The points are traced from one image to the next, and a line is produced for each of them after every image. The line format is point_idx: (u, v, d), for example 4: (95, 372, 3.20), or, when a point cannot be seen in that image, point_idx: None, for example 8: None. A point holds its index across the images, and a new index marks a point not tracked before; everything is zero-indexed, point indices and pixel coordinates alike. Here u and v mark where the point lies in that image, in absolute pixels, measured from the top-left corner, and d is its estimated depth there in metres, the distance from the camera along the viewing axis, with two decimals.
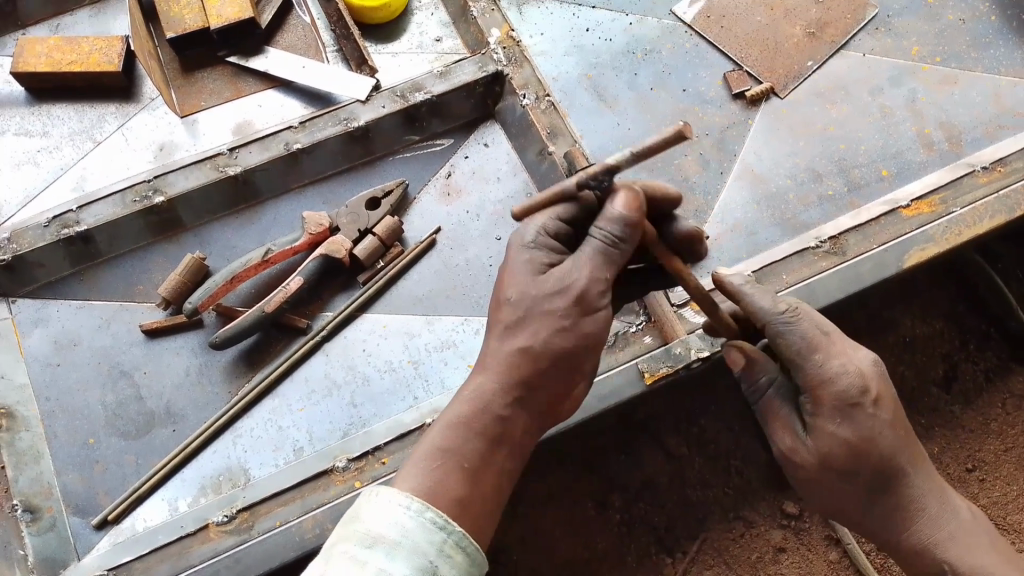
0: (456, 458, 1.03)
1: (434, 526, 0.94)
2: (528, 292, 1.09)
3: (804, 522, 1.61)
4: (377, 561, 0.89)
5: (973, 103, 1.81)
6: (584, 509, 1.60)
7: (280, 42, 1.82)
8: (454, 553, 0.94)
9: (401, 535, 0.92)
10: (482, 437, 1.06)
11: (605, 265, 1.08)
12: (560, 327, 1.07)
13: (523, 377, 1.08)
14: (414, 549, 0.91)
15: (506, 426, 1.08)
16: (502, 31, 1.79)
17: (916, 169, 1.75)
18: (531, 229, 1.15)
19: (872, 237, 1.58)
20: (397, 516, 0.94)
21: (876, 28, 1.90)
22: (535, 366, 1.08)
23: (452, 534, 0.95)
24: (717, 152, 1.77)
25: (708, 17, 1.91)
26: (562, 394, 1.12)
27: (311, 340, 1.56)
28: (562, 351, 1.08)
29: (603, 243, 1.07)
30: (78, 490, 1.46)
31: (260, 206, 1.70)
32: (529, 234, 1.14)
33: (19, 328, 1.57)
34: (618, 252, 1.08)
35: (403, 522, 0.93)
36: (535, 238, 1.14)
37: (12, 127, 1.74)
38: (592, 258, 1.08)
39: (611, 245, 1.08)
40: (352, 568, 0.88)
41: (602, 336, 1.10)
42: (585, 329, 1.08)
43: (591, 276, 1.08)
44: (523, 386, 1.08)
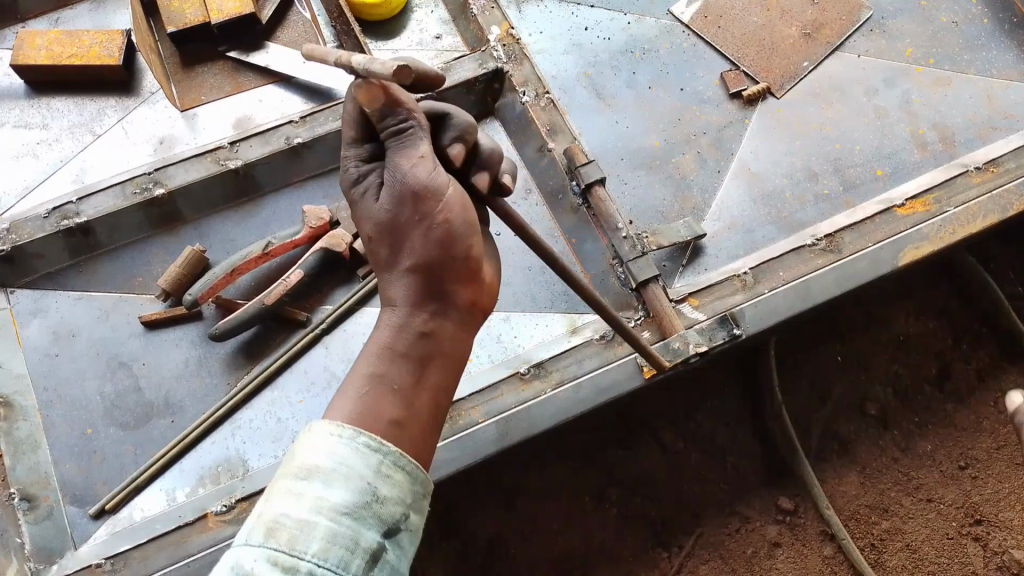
0: (388, 377, 0.88)
1: (369, 449, 0.78)
2: (383, 218, 0.91)
3: (799, 518, 1.62)
4: (313, 494, 0.73)
5: (967, 104, 1.84)
6: (582, 503, 1.61)
7: (280, 38, 1.82)
8: (393, 474, 0.79)
9: (338, 463, 0.76)
10: (419, 350, 0.92)
11: (412, 147, 0.89)
12: (425, 210, 0.89)
13: (431, 279, 0.92)
14: (351, 474, 0.76)
15: (434, 334, 0.93)
16: (501, 28, 1.81)
17: (910, 169, 1.77)
18: (347, 166, 0.95)
19: (867, 236, 1.60)
20: (329, 442, 0.77)
21: (870, 29, 1.93)
22: (441, 261, 0.91)
23: (389, 453, 0.79)
24: (714, 150, 1.79)
25: (705, 17, 1.94)
26: (477, 281, 0.96)
27: (310, 333, 1.56)
28: (447, 233, 0.90)
29: (397, 143, 0.89)
30: (76, 480, 1.46)
31: (260, 200, 1.70)
32: (349, 174, 0.94)
33: (19, 319, 1.57)
34: (416, 131, 0.89)
35: (336, 448, 0.77)
36: (356, 171, 0.94)
37: (12, 119, 1.74)
38: (395, 150, 0.89)
39: (404, 132, 0.89)
40: (286, 508, 0.72)
41: (463, 206, 0.91)
42: (451, 201, 0.90)
43: (413, 165, 0.88)
44: (433, 285, 0.93)
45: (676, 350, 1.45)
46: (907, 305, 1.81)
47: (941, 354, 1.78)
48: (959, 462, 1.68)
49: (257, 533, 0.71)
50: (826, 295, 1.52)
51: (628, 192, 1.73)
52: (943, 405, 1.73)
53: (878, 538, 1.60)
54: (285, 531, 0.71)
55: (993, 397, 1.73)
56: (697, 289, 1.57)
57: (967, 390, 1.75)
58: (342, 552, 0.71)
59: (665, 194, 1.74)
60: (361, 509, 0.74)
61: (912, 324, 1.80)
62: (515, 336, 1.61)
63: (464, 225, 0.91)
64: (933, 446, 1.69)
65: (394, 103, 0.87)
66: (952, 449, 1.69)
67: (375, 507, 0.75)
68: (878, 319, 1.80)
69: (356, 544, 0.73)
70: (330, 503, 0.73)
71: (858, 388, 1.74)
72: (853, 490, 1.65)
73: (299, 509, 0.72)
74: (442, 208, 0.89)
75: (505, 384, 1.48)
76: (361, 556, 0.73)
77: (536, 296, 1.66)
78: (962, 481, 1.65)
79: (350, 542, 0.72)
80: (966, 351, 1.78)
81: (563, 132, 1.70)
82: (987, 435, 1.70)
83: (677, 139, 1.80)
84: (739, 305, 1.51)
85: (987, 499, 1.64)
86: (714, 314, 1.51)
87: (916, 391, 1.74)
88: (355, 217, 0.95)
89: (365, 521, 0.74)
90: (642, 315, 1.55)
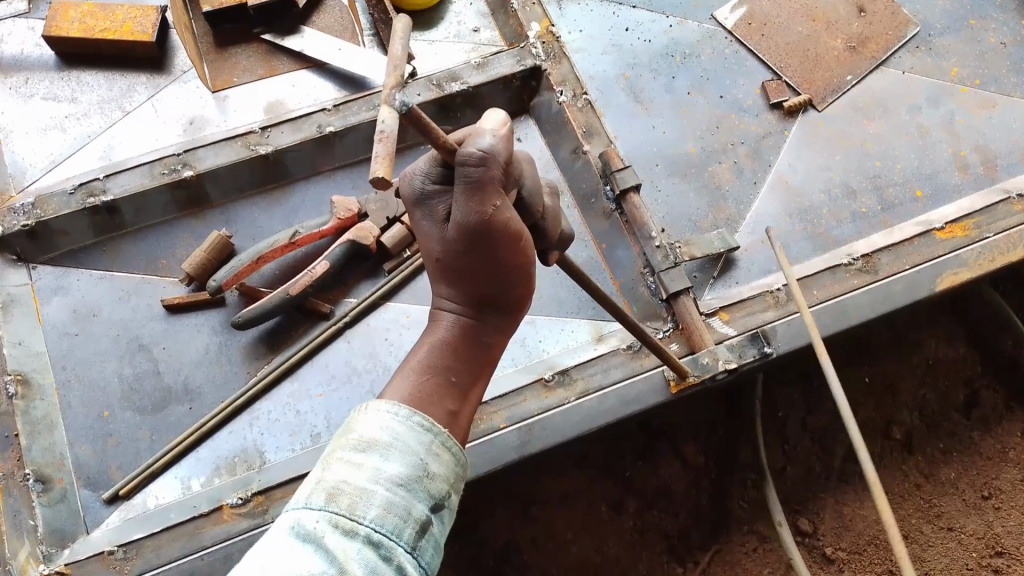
0: (443, 376, 0.91)
1: (422, 428, 0.81)
2: (447, 242, 0.88)
3: (818, 540, 1.60)
4: (370, 464, 0.76)
5: (1012, 128, 1.79)
6: (598, 511, 1.60)
7: (316, 22, 1.78)
8: (444, 453, 0.82)
9: (394, 438, 0.78)
10: (470, 357, 0.94)
11: (481, 199, 0.81)
12: (489, 242, 0.86)
13: (488, 296, 0.93)
14: (406, 449, 0.78)
15: (485, 340, 0.96)
16: (541, 25, 1.78)
17: (951, 190, 1.73)
18: (417, 175, 0.88)
19: (905, 258, 1.56)
20: (385, 418, 0.80)
21: (916, 46, 1.89)
22: (500, 283, 0.92)
23: (441, 434, 0.82)
24: (751, 161, 1.75)
25: (750, 24, 1.89)
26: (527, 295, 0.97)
27: (333, 326, 1.54)
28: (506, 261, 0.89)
29: (470, 186, 0.80)
30: (90, 463, 1.44)
31: (288, 187, 1.67)
32: (416, 183, 0.88)
33: (39, 295, 1.55)
34: (490, 181, 0.80)
35: (390, 424, 0.80)
36: (424, 186, 0.87)
37: (41, 91, 1.72)
38: (466, 190, 0.81)
39: (476, 183, 0.80)
40: (344, 474, 0.74)
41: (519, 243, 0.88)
42: (514, 240, 0.87)
43: (486, 211, 0.82)
44: (490, 297, 0.94)
45: (704, 365, 1.43)
46: (937, 330, 1.78)
47: (969, 380, 1.75)
48: (983, 491, 1.65)
49: (316, 497, 0.73)
50: (862, 317, 1.49)
51: (661, 199, 1.70)
52: (968, 433, 1.71)
53: (897, 566, 1.57)
54: (345, 497, 0.73)
55: (1019, 429, 1.71)
56: (730, 303, 1.54)
57: (994, 419, 1.72)
58: (397, 520, 0.74)
59: (699, 203, 1.71)
60: (414, 482, 0.77)
61: (942, 349, 1.77)
62: (539, 341, 1.59)
63: (525, 261, 0.91)
64: (955, 473, 1.66)
65: (475, 150, 0.78)
66: (975, 478, 1.66)
67: (427, 482, 0.78)
68: (908, 342, 1.77)
69: (408, 514, 0.75)
70: (387, 473, 0.75)
71: (884, 410, 1.72)
72: (872, 514, 1.62)
73: (357, 477, 0.74)
74: (506, 242, 0.87)
75: (528, 390, 1.45)
76: (414, 526, 0.75)
77: (563, 300, 1.63)
78: (984, 511, 1.62)
79: (404, 512, 0.74)
80: (995, 380, 1.75)
81: (599, 135, 1.67)
82: (1011, 466, 1.67)
83: (714, 148, 1.76)
84: (771, 322, 1.49)
85: (1010, 531, 1.60)
86: (745, 331, 1.48)
87: (943, 418, 1.72)
88: (418, 224, 0.90)
89: (418, 493, 0.76)
90: (671, 326, 1.52)
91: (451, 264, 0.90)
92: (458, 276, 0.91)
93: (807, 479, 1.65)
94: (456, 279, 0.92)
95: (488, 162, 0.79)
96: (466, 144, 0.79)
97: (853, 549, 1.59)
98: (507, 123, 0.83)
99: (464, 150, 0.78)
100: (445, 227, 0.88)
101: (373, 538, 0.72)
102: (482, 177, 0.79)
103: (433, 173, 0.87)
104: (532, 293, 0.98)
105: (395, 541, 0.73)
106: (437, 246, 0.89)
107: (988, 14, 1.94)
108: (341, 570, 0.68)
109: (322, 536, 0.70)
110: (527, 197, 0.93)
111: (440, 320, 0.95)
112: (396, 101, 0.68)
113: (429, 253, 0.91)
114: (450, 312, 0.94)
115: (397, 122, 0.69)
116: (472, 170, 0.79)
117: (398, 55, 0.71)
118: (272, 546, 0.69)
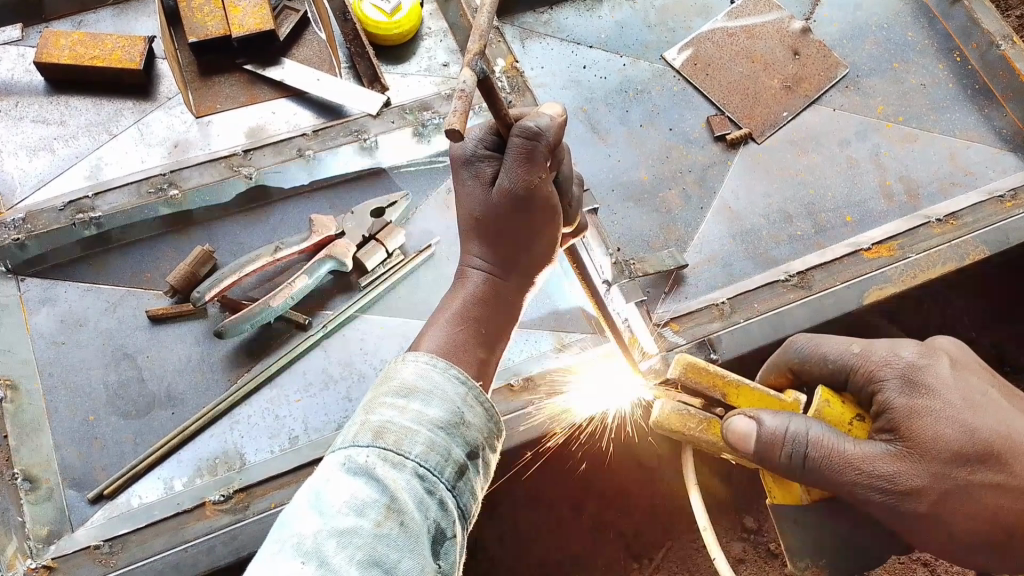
0: (474, 329, 1.08)
1: (458, 380, 0.96)
2: (488, 202, 1.07)
3: (763, 535, 1.75)
4: (413, 409, 0.91)
5: (930, 161, 1.98)
6: (560, 511, 1.74)
7: (296, 55, 1.90)
8: (477, 404, 0.96)
9: (432, 386, 0.94)
10: (495, 310, 1.12)
11: (530, 166, 1.02)
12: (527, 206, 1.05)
13: (514, 258, 1.12)
14: (444, 397, 0.93)
15: (508, 299, 1.14)
16: (506, 60, 1.92)
17: (877, 217, 1.92)
18: (470, 141, 1.08)
19: (836, 275, 1.72)
20: (424, 369, 0.95)
21: (846, 86, 2.07)
22: (527, 247, 1.11)
23: (473, 388, 0.97)
24: (698, 188, 1.92)
25: (695, 64, 2.06)
26: (544, 261, 1.16)
27: (310, 337, 1.63)
28: (534, 226, 1.08)
29: (522, 152, 1.01)
30: (76, 465, 1.51)
31: (270, 208, 1.76)
32: (469, 148, 1.07)
33: (27, 305, 1.63)
34: (537, 154, 1.01)
35: (430, 373, 0.95)
36: (476, 150, 1.07)
37: (30, 114, 1.81)
38: (518, 160, 1.02)
39: (528, 152, 1.01)
40: (391, 416, 0.90)
41: (552, 210, 1.08)
42: (547, 209, 1.07)
43: (530, 180, 1.03)
44: (514, 262, 1.13)
45: (657, 371, 1.54)
46: None
47: None
48: None
49: (365, 435, 0.88)
50: (796, 326, 1.62)
51: (617, 222, 1.86)
52: None
53: None
54: (391, 435, 0.88)
55: None
56: (678, 315, 1.70)
57: None
58: (438, 458, 0.88)
59: (651, 225, 1.87)
60: (451, 427, 0.91)
61: None
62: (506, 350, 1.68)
63: (553, 232, 1.12)
64: None
65: (531, 124, 0.99)
66: None
67: (462, 429, 0.93)
68: None
69: (448, 455, 0.89)
70: (428, 417, 0.90)
71: None
72: None
73: (402, 418, 0.89)
74: (540, 209, 1.06)
75: (494, 394, 1.58)
76: (452, 466, 0.90)
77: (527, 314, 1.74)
78: None
79: (444, 452, 0.89)
80: None
81: None
82: None
83: (665, 175, 1.93)
84: (717, 332, 1.61)
85: None
86: (693, 340, 1.61)
87: None
88: (463, 184, 1.09)
89: (455, 438, 0.91)
90: (626, 335, 1.62)
91: (485, 226, 1.09)
92: (491, 235, 1.10)
93: (752, 479, 1.80)
94: (489, 239, 1.11)
95: (539, 137, 1.00)
96: (524, 120, 1.00)
97: None
98: (559, 112, 1.05)
99: (522, 124, 1.00)
100: (488, 188, 1.07)
101: (418, 471, 0.86)
102: (532, 149, 1.01)
103: (486, 141, 1.07)
104: (549, 263, 1.18)
105: (437, 477, 0.88)
106: (478, 206, 1.08)
107: (910, 57, 2.12)
108: (392, 498, 0.83)
109: (374, 468, 0.85)
110: (563, 179, 1.15)
111: (469, 275, 1.13)
112: (476, 67, 0.87)
113: (468, 213, 1.10)
114: (478, 271, 1.13)
115: (474, 82, 0.87)
116: (525, 142, 1.00)
117: (485, 27, 0.88)
118: (331, 477, 0.85)
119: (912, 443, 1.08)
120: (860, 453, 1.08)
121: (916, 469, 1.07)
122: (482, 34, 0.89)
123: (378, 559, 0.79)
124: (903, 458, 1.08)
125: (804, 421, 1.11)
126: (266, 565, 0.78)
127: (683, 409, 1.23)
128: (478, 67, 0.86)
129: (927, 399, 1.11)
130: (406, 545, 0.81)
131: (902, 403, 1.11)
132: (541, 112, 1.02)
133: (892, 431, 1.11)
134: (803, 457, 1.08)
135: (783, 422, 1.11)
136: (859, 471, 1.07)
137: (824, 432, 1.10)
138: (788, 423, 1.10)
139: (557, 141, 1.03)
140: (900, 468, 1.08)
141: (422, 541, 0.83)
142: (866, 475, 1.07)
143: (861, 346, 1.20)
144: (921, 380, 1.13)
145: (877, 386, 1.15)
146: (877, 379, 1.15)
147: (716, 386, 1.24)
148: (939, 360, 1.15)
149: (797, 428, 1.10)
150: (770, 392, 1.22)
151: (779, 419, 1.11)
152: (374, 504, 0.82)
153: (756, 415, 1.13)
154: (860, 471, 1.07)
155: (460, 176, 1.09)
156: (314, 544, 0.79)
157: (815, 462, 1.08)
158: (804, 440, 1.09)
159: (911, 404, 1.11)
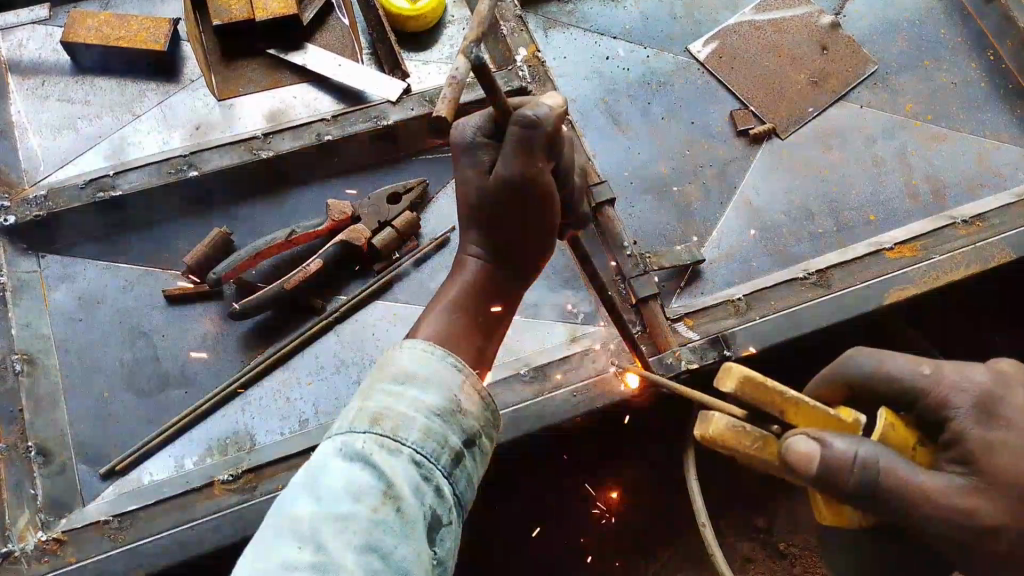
0: (471, 317, 1.09)
1: (455, 368, 0.96)
2: (485, 190, 1.06)
3: (773, 536, 1.73)
4: (410, 396, 0.90)
5: (960, 162, 1.94)
6: (569, 504, 1.76)
7: (318, 40, 1.90)
8: (473, 393, 0.96)
9: (430, 373, 0.93)
10: (491, 298, 1.12)
11: (528, 155, 1.00)
12: (523, 195, 1.04)
13: (511, 248, 1.12)
14: (441, 385, 0.93)
15: (506, 287, 1.14)
16: (528, 50, 1.89)
17: (901, 217, 1.87)
18: (470, 128, 1.08)
19: (855, 275, 1.67)
20: (422, 356, 0.95)
21: (873, 82, 2.03)
22: (525, 237, 1.10)
23: (470, 376, 0.96)
24: (719, 182, 1.90)
25: (720, 58, 2.04)
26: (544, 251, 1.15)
27: (324, 320, 1.64)
28: (532, 217, 1.07)
29: (518, 141, 0.99)
30: (89, 441, 1.53)
31: (287, 190, 1.78)
32: (469, 135, 1.07)
33: (47, 282, 1.65)
34: (535, 144, 1.00)
35: (428, 360, 0.95)
36: (475, 138, 1.07)
37: (56, 94, 1.83)
38: (514, 148, 1.00)
39: (525, 142, 1.00)
40: (387, 402, 0.89)
41: (551, 200, 1.06)
42: (546, 200, 1.06)
43: (527, 170, 1.01)
44: (511, 250, 1.12)
45: (669, 364, 1.52)
46: None
47: None
48: None
49: (361, 422, 0.88)
50: (812, 327, 1.58)
51: (635, 215, 1.84)
52: None
53: None
54: (387, 421, 0.87)
55: None
56: (694, 311, 1.67)
57: None
58: (434, 445, 0.88)
59: (670, 219, 1.85)
60: (448, 414, 0.91)
61: None
62: (516, 337, 1.69)
63: (551, 223, 1.10)
64: None
65: (529, 115, 0.98)
66: None
67: (460, 416, 0.92)
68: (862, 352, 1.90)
69: (444, 442, 0.89)
70: (425, 404, 0.90)
71: None
72: None
73: (400, 405, 0.89)
74: (538, 199, 1.05)
75: (505, 383, 1.57)
76: (449, 453, 0.89)
77: (540, 304, 1.73)
78: None
79: (441, 439, 0.89)
80: None
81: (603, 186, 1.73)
82: None
83: (684, 169, 1.91)
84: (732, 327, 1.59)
85: None
86: (707, 335, 1.59)
87: None
88: (463, 172, 1.09)
89: (451, 426, 0.91)
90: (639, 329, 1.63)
91: (482, 216, 1.09)
92: (488, 224, 1.09)
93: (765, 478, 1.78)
94: (487, 227, 1.10)
95: (537, 128, 0.99)
96: (523, 109, 0.99)
97: (806, 546, 1.72)
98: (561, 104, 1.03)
99: (521, 112, 0.98)
100: (486, 176, 1.07)
101: (415, 458, 0.86)
102: (529, 138, 0.99)
103: (485, 129, 1.06)
104: (550, 254, 1.17)
105: (433, 463, 0.87)
106: (476, 193, 1.08)
107: (942, 54, 2.08)
108: (388, 484, 0.83)
109: (370, 454, 0.84)
110: (565, 168, 1.14)
111: (466, 263, 1.13)
112: (471, 55, 0.86)
113: (466, 201, 1.10)
114: (475, 258, 1.13)
115: (468, 71, 0.87)
116: (522, 130, 0.99)
117: (484, 14, 0.89)
118: (328, 464, 0.84)
119: (985, 475, 1.02)
120: (933, 485, 1.00)
121: (994, 507, 1.00)
122: (483, 21, 0.90)
123: (376, 544, 0.79)
124: (982, 494, 1.01)
125: (871, 445, 1.00)
126: (264, 549, 0.80)
127: (736, 424, 1.02)
128: (473, 54, 0.86)
129: (991, 422, 1.06)
130: (403, 531, 0.81)
131: (979, 435, 1.04)
132: (542, 102, 1.01)
133: (967, 463, 1.04)
134: (872, 485, 0.98)
135: (851, 446, 0.99)
136: (933, 505, 0.99)
137: (895, 458, 1.00)
138: (856, 448, 0.99)
139: (558, 131, 1.01)
140: (977, 504, 1.00)
141: (419, 528, 0.83)
142: (941, 509, 1.00)
143: (933, 366, 1.12)
144: (998, 413, 1.06)
145: (941, 410, 1.08)
146: (949, 406, 1.08)
147: (772, 402, 1.06)
148: (1017, 391, 1.08)
149: (866, 454, 0.99)
150: (829, 411, 1.08)
151: (847, 442, 1.00)
152: (370, 490, 0.82)
153: (821, 437, 0.99)
154: (934, 505, 0.99)
155: (459, 163, 1.09)
156: (310, 527, 0.79)
157: (885, 491, 0.98)
158: (873, 466, 0.98)
159: (988, 436, 1.04)
